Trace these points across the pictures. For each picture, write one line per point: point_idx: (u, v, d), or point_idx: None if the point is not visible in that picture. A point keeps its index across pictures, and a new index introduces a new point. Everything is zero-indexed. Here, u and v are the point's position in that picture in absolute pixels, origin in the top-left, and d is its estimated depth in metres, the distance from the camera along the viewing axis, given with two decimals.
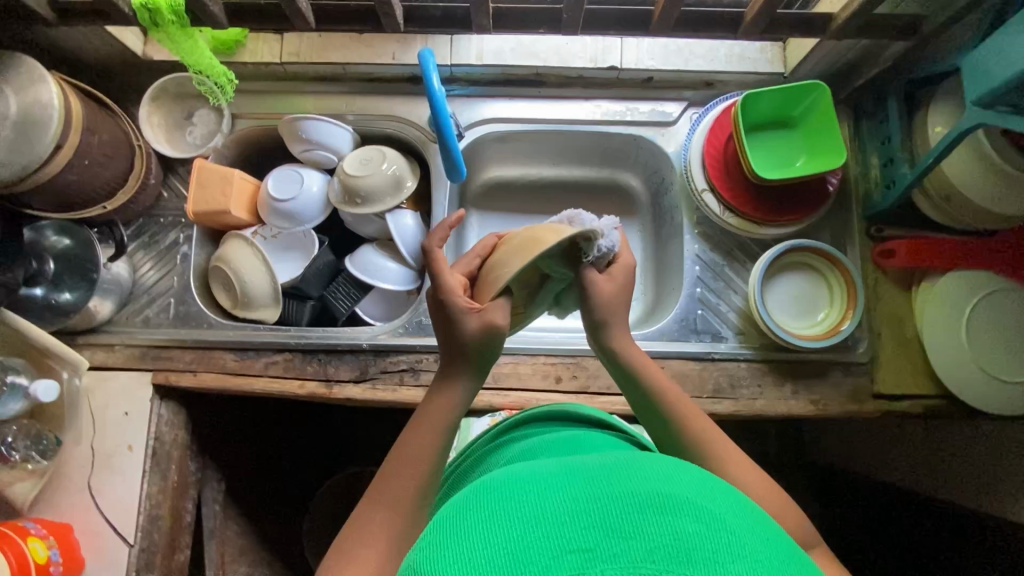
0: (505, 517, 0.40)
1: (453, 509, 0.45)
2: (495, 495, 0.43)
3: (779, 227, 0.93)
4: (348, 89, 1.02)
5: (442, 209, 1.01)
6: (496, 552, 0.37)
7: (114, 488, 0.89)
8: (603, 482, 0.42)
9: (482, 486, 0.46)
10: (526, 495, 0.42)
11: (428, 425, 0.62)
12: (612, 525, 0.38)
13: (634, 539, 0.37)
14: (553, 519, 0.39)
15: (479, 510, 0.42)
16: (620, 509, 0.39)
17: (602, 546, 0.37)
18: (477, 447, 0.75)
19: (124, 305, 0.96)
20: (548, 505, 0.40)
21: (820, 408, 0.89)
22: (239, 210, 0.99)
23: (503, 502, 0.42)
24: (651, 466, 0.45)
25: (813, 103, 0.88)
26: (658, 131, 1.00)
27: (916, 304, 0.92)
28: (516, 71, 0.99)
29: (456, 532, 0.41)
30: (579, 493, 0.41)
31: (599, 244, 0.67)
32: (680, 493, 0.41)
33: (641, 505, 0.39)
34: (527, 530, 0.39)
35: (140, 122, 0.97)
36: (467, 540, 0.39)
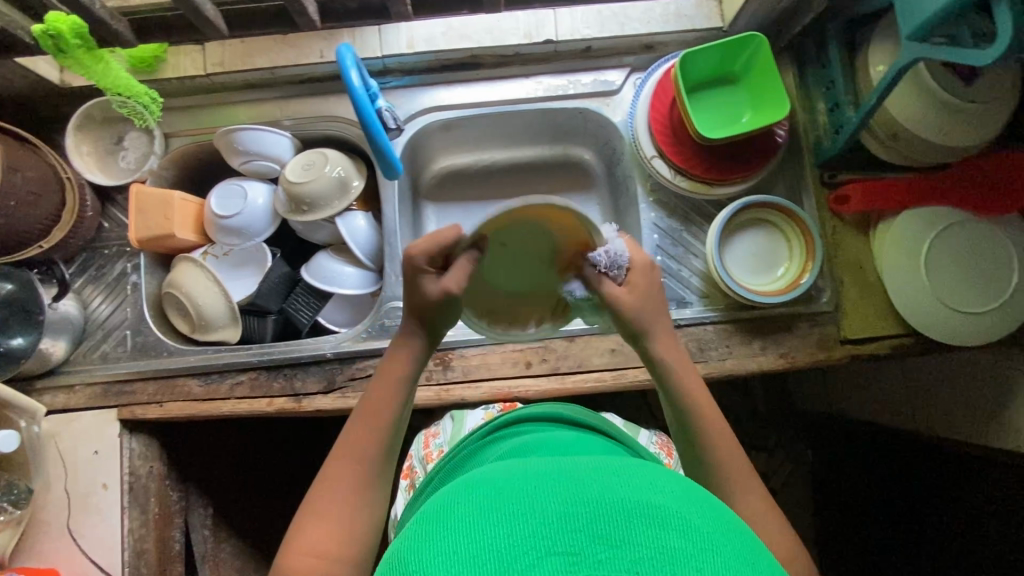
0: (489, 516, 0.40)
1: (441, 502, 0.45)
2: (483, 491, 0.43)
3: (730, 186, 0.92)
4: (280, 94, 0.99)
5: (393, 208, 0.98)
6: (479, 548, 0.38)
7: (95, 528, 0.88)
8: (595, 484, 0.42)
9: (470, 484, 0.47)
10: (514, 492, 0.42)
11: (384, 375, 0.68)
12: (597, 532, 0.38)
13: (620, 550, 0.37)
14: (539, 520, 0.39)
15: (468, 505, 0.42)
16: (609, 514, 0.39)
17: (587, 552, 0.37)
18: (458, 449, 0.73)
19: (79, 343, 0.94)
20: (536, 505, 0.40)
21: (789, 361, 0.90)
22: (184, 233, 0.96)
23: (487, 497, 0.42)
24: (643, 474, 0.45)
25: (752, 55, 0.86)
26: (603, 101, 0.98)
27: (876, 247, 0.92)
28: (450, 56, 0.96)
29: (444, 524, 0.41)
30: (569, 495, 0.41)
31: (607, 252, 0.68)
32: (671, 506, 0.41)
33: (629, 512, 0.39)
34: (515, 528, 0.39)
35: (68, 153, 0.93)
36: (450, 535, 0.39)
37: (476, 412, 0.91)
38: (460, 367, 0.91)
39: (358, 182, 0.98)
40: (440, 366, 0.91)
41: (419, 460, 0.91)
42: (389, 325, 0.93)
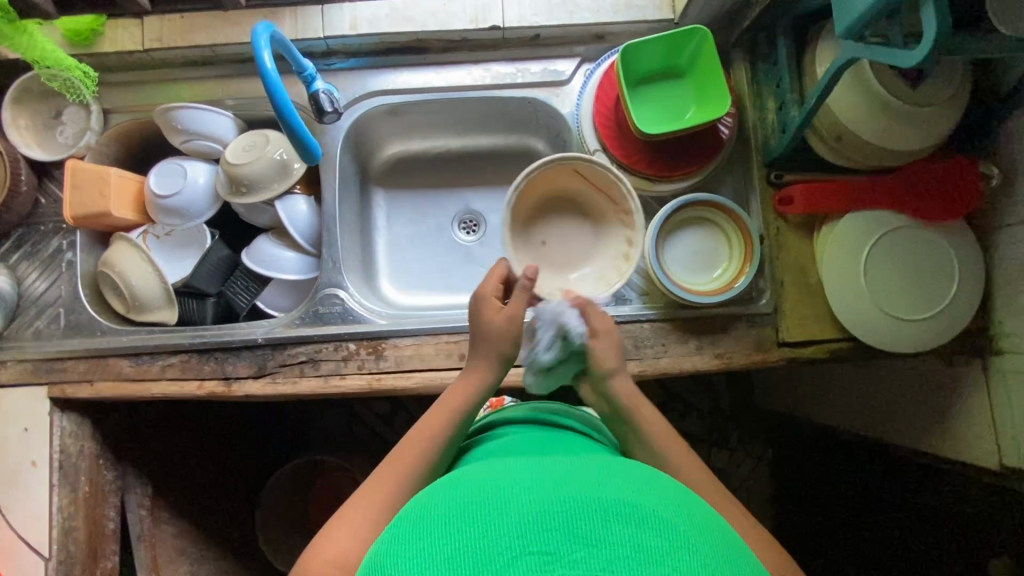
0: (471, 521, 0.42)
1: (422, 503, 0.47)
2: (464, 497, 0.45)
3: (675, 182, 0.90)
4: (223, 73, 0.97)
5: (333, 193, 0.96)
6: (458, 549, 0.40)
7: (24, 504, 0.89)
8: (570, 488, 0.44)
9: (454, 485, 0.49)
10: (497, 497, 0.44)
11: (444, 405, 0.70)
12: (572, 530, 0.40)
13: (595, 547, 0.39)
14: (519, 520, 0.41)
15: (449, 509, 0.44)
16: (585, 513, 0.41)
17: (564, 551, 0.39)
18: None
19: (12, 319, 0.93)
20: (516, 507, 0.42)
21: (724, 362, 0.89)
22: (121, 211, 0.95)
23: (470, 502, 0.44)
24: (619, 479, 0.47)
25: (697, 48, 0.84)
26: (551, 91, 0.96)
27: (818, 250, 0.91)
28: (395, 38, 0.94)
29: (424, 527, 0.43)
30: (548, 496, 0.43)
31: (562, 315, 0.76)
32: (643, 504, 0.43)
33: (604, 512, 0.41)
34: (493, 528, 0.41)
35: (3, 124, 0.92)
36: (430, 537, 0.41)
37: None
38: (393, 356, 0.90)
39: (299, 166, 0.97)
40: (372, 355, 0.90)
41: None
42: (323, 312, 0.92)
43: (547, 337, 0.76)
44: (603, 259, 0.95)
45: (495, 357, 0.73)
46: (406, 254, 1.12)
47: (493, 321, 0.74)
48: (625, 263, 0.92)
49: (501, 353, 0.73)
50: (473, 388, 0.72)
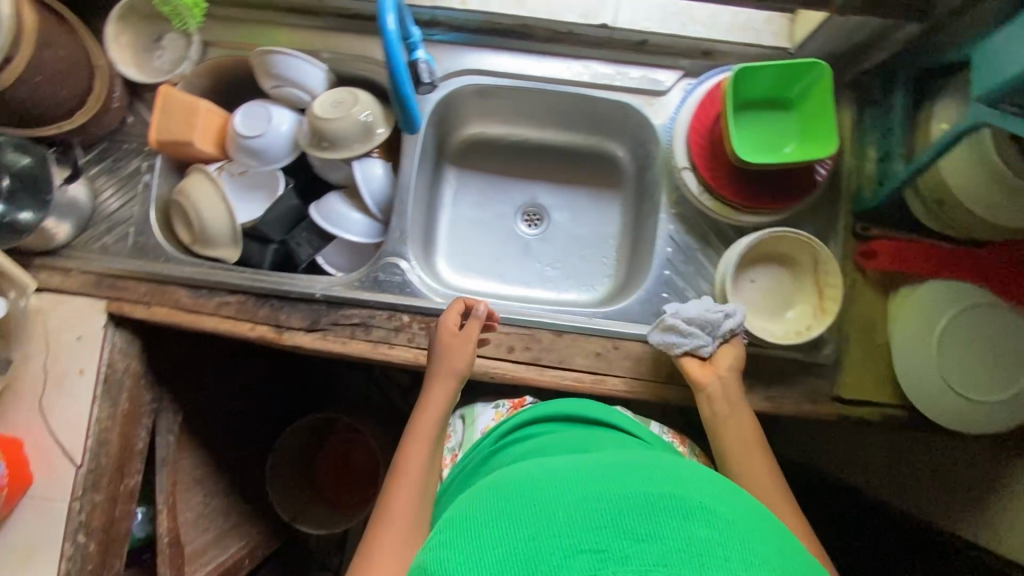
0: (520, 524, 0.44)
1: (468, 506, 0.50)
2: (509, 498, 0.48)
3: (759, 216, 0.88)
4: (324, 25, 0.96)
5: (413, 164, 0.96)
6: (510, 550, 0.42)
7: (65, 409, 0.91)
8: (615, 484, 0.46)
9: (497, 484, 0.51)
10: (543, 496, 0.46)
11: (420, 436, 0.77)
12: (621, 527, 0.42)
13: (646, 543, 0.41)
14: (568, 519, 0.43)
15: (494, 509, 0.47)
16: (632, 508, 0.43)
17: (615, 548, 0.40)
18: (474, 461, 0.79)
19: (83, 230, 0.95)
20: (564, 506, 0.44)
21: (773, 406, 0.88)
22: (203, 145, 0.96)
23: (517, 503, 0.46)
24: (659, 470, 0.49)
25: (812, 84, 0.81)
26: (647, 100, 0.94)
27: (891, 311, 0.88)
28: (501, 20, 0.93)
29: (474, 529, 0.46)
30: (591, 494, 0.45)
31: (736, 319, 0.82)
32: (688, 496, 0.45)
33: (650, 507, 0.43)
34: (543, 527, 0.43)
35: (106, 41, 0.93)
36: (481, 539, 0.44)
37: (486, 413, 0.90)
38: None
39: (381, 130, 0.96)
40: (423, 330, 0.90)
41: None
42: (383, 280, 0.92)
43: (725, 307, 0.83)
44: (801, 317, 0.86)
45: (451, 377, 0.79)
46: (466, 236, 1.12)
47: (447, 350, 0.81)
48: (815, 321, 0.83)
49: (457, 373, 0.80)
50: (441, 405, 0.79)
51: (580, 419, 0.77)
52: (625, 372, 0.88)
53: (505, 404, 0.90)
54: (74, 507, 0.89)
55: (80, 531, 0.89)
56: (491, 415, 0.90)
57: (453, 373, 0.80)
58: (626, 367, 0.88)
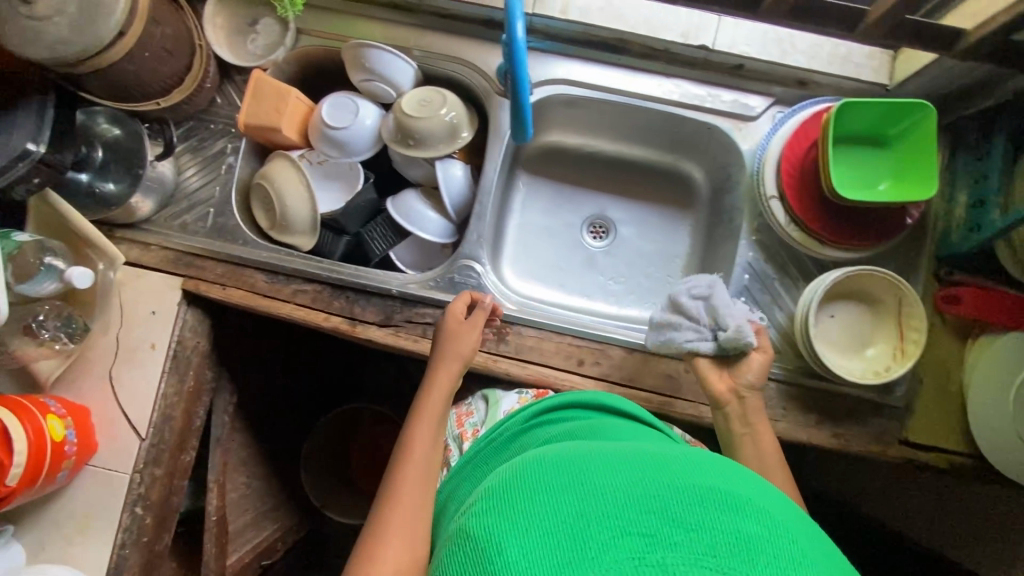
0: (564, 499, 0.43)
1: (507, 477, 0.49)
2: (554, 472, 0.46)
3: (843, 252, 0.88)
4: (419, 22, 0.96)
5: (494, 168, 0.96)
6: (556, 524, 0.41)
7: (134, 383, 0.91)
8: (665, 473, 0.45)
9: (536, 458, 0.50)
10: (587, 476, 0.45)
11: (425, 422, 0.75)
12: (671, 514, 0.40)
13: (697, 532, 0.39)
14: (615, 500, 0.42)
15: (537, 484, 0.45)
16: (681, 498, 0.42)
17: (665, 534, 0.39)
18: (498, 439, 0.72)
19: (165, 206, 0.95)
20: (611, 487, 0.43)
21: (840, 443, 0.87)
22: (289, 131, 0.96)
23: (560, 479, 0.45)
24: (704, 464, 0.47)
25: (914, 125, 0.81)
26: (735, 124, 0.94)
27: (968, 358, 0.87)
28: (599, 33, 0.92)
29: (515, 502, 0.44)
30: (639, 480, 0.44)
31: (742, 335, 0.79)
32: (739, 493, 0.43)
33: (700, 499, 0.42)
34: (590, 506, 0.42)
35: (203, 21, 0.93)
36: (524, 511, 0.43)
37: (511, 398, 0.85)
38: (514, 343, 0.90)
39: (466, 132, 0.96)
40: (494, 336, 0.90)
41: (452, 438, 0.85)
42: (458, 281, 0.93)
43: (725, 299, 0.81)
44: (878, 357, 0.85)
45: (458, 360, 0.80)
46: (531, 243, 1.11)
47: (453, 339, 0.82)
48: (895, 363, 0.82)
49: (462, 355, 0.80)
50: (445, 389, 0.78)
51: (604, 407, 0.72)
52: (694, 395, 0.88)
53: (530, 391, 0.85)
54: (135, 479, 0.89)
55: (139, 504, 0.89)
56: (515, 401, 0.84)
57: (457, 358, 0.80)
58: (695, 391, 0.88)
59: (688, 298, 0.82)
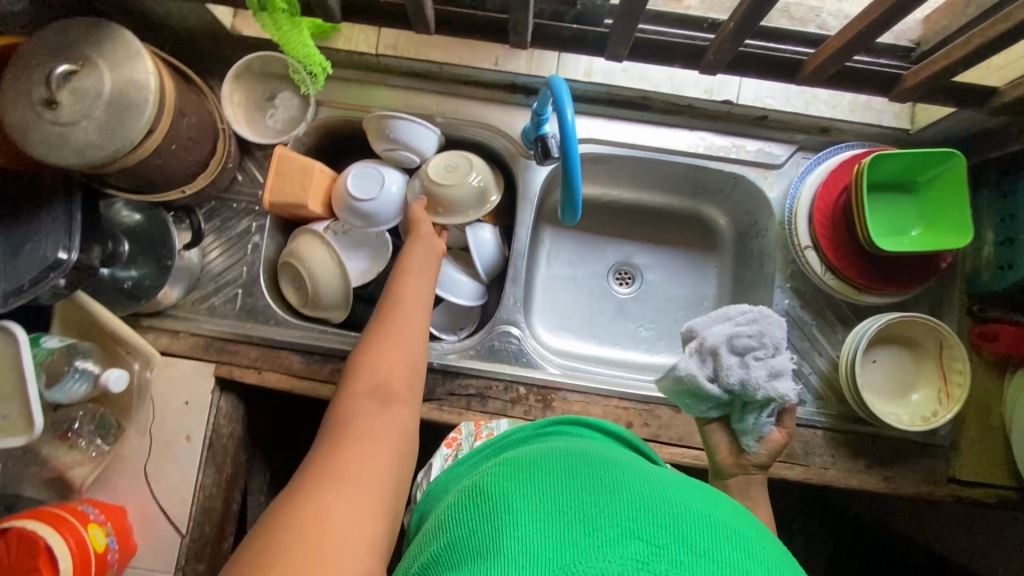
0: (580, 492, 0.46)
1: (532, 462, 0.52)
2: (575, 469, 0.50)
3: (880, 296, 0.88)
4: (440, 89, 0.96)
5: (524, 230, 0.96)
6: (567, 507, 0.44)
7: (170, 478, 0.87)
8: (683, 499, 0.46)
9: (565, 456, 0.53)
10: (606, 482, 0.47)
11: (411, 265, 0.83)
12: (681, 536, 0.42)
13: (705, 559, 0.41)
14: (629, 508, 0.44)
15: (557, 474, 0.49)
16: (694, 526, 0.43)
17: (671, 549, 0.41)
18: (520, 434, 0.67)
19: (191, 291, 0.93)
20: (626, 495, 0.45)
21: (891, 486, 0.87)
22: (315, 205, 0.94)
23: (580, 478, 0.48)
24: (720, 502, 0.49)
25: (942, 172, 0.82)
26: (762, 173, 0.95)
27: (1008, 392, 0.88)
28: (623, 92, 0.93)
29: (533, 482, 0.48)
30: (655, 496, 0.46)
31: (753, 420, 0.73)
32: (748, 536, 0.45)
33: (708, 527, 0.43)
34: (603, 503, 0.44)
35: (221, 100, 0.91)
36: (540, 488, 0.47)
37: None
38: (560, 409, 0.89)
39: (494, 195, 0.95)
40: (540, 403, 0.89)
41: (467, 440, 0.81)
42: (497, 348, 0.91)
43: (757, 379, 0.70)
44: (920, 402, 0.85)
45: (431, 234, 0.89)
46: (559, 296, 1.11)
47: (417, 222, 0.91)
48: (937, 409, 0.83)
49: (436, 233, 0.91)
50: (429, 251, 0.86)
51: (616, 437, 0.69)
52: None
53: None
54: None
55: None
56: None
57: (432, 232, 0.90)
58: None
59: (727, 352, 0.72)
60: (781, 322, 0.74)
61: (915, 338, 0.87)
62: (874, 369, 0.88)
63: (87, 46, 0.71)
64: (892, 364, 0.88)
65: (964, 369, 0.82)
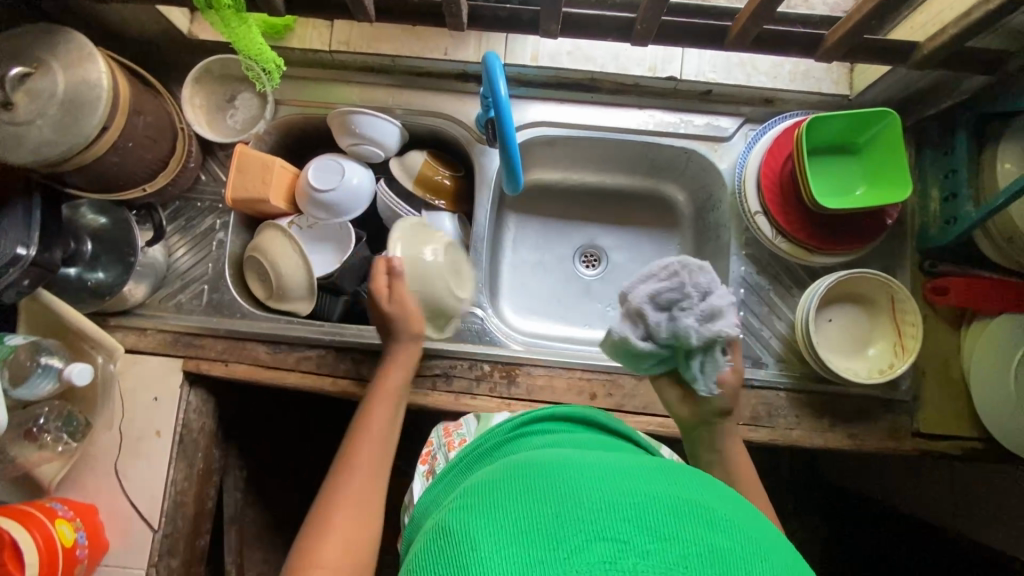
0: (541, 503, 0.43)
1: (485, 482, 0.49)
2: (527, 477, 0.46)
3: (831, 256, 0.90)
4: (395, 82, 0.99)
5: (483, 213, 0.98)
6: (529, 526, 0.41)
7: (140, 474, 0.88)
8: (639, 485, 0.44)
9: (518, 466, 0.49)
10: (565, 483, 0.45)
11: (377, 409, 0.75)
12: (646, 523, 0.40)
13: (669, 541, 0.39)
14: (590, 505, 0.42)
15: (513, 491, 0.45)
16: (657, 509, 0.42)
17: (636, 541, 0.39)
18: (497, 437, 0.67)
19: (157, 289, 0.94)
20: (587, 493, 0.43)
21: (855, 443, 0.88)
22: (277, 200, 0.96)
23: (538, 487, 0.45)
24: (677, 479, 0.47)
25: (880, 131, 0.85)
26: (712, 146, 0.97)
27: (965, 344, 0.90)
28: (571, 75, 0.95)
29: (491, 508, 0.44)
30: (618, 489, 0.43)
31: (697, 366, 0.71)
32: (708, 508, 0.43)
33: (670, 508, 0.42)
34: (566, 508, 0.42)
35: (181, 102, 0.94)
36: (499, 514, 0.43)
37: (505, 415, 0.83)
38: (524, 384, 0.90)
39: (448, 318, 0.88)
40: (505, 379, 0.90)
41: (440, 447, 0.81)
42: (461, 329, 0.93)
43: (687, 331, 0.67)
44: (877, 356, 0.87)
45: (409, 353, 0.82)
46: (526, 280, 1.11)
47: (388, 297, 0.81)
48: (895, 360, 0.85)
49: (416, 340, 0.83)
50: (398, 379, 0.80)
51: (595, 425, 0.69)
52: None
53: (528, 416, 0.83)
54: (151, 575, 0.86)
55: None
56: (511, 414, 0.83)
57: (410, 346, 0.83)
58: None
59: (652, 311, 0.68)
60: (706, 268, 0.68)
61: (865, 294, 0.88)
62: (830, 329, 0.89)
63: (41, 50, 0.74)
64: (846, 321, 0.90)
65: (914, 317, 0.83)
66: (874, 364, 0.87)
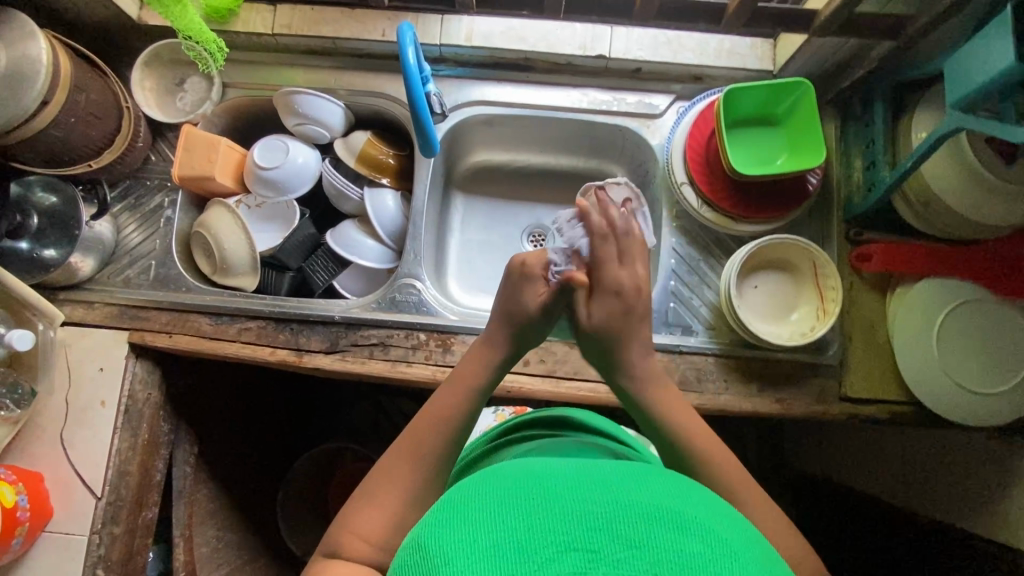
0: (512, 510, 0.37)
1: (457, 487, 0.43)
2: (500, 480, 0.41)
3: (757, 224, 0.93)
4: (337, 64, 1.02)
5: (423, 190, 1.01)
6: (499, 535, 0.36)
7: (86, 442, 0.91)
8: (613, 488, 0.39)
9: (495, 471, 0.44)
10: (540, 489, 0.39)
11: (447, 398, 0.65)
12: (617, 530, 0.35)
13: (639, 550, 0.34)
14: (562, 512, 0.37)
15: (484, 495, 0.39)
16: (631, 516, 0.36)
17: (607, 550, 0.35)
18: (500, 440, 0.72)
19: (106, 264, 0.97)
20: (560, 499, 0.38)
21: (784, 408, 0.89)
22: (224, 178, 1.00)
23: (514, 493, 0.39)
24: (664, 480, 0.42)
25: (796, 101, 0.88)
26: (643, 122, 1.00)
27: (890, 309, 0.92)
28: (504, 55, 0.99)
29: (460, 512, 0.38)
30: (597, 495, 0.38)
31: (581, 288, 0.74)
32: (688, 511, 0.38)
33: (650, 514, 0.37)
34: (539, 518, 0.37)
35: (131, 86, 0.98)
36: (466, 521, 0.37)
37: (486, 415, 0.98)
38: (459, 353, 0.92)
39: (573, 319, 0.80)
40: (440, 348, 0.92)
41: None
42: (399, 300, 0.96)
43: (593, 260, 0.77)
44: (801, 320, 0.89)
45: (500, 332, 0.69)
46: (473, 257, 1.12)
47: (534, 305, 0.69)
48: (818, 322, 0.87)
49: (509, 324, 0.69)
50: (477, 365, 0.68)
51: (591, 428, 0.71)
52: None
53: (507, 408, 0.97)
54: (93, 541, 0.88)
55: (99, 565, 0.88)
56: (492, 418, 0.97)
57: (498, 329, 0.70)
58: None
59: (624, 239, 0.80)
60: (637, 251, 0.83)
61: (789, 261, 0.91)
62: (757, 295, 0.92)
63: None
64: (772, 288, 0.93)
65: (835, 281, 0.86)
66: (800, 328, 0.90)
